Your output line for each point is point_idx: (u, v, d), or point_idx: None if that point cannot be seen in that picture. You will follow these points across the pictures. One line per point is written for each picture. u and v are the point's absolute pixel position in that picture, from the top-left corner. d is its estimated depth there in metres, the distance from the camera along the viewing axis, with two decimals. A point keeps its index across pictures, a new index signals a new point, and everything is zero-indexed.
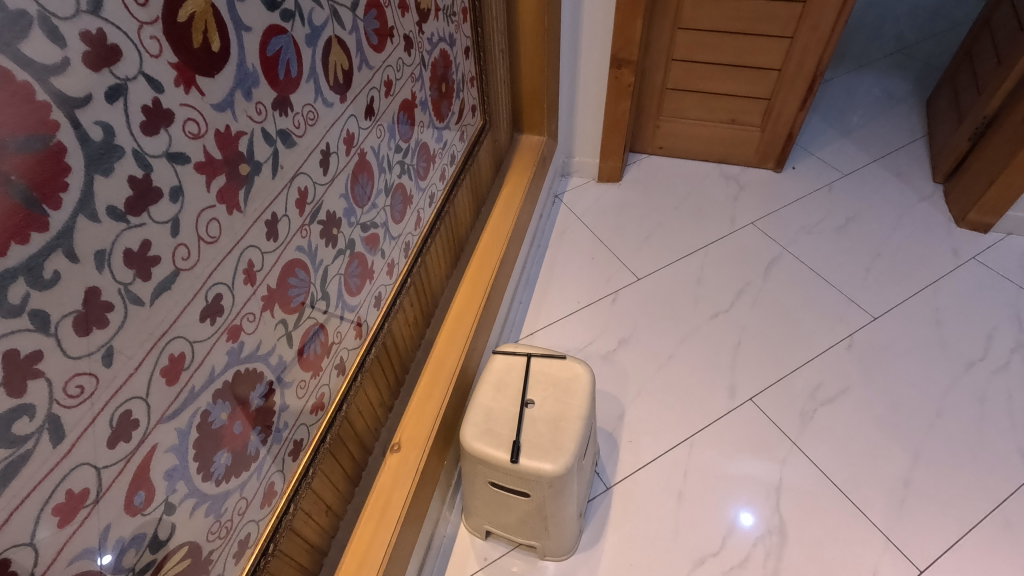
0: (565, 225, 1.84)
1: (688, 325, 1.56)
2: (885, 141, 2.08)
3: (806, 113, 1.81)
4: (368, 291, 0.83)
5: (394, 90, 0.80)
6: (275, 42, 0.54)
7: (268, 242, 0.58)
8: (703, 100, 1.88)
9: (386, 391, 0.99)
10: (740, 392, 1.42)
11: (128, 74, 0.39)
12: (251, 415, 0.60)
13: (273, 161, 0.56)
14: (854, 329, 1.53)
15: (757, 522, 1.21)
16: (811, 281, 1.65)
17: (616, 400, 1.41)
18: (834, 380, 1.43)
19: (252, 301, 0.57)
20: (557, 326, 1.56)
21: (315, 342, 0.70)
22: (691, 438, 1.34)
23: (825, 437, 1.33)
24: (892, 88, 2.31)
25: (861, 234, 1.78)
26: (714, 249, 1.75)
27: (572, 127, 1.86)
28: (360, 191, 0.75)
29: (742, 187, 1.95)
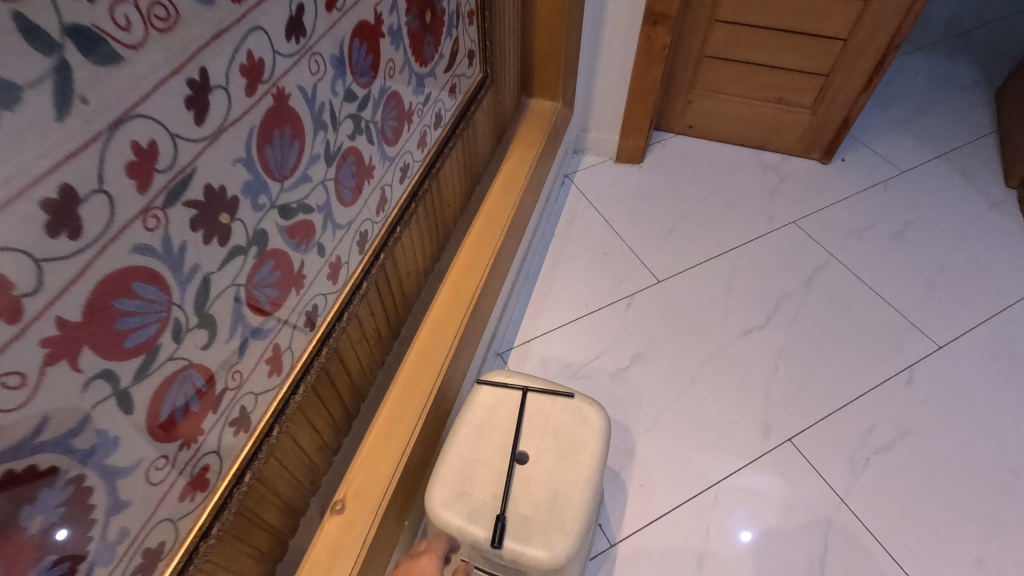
0: (575, 211, 1.57)
1: (715, 341, 1.30)
2: (949, 135, 1.80)
3: (868, 96, 1.53)
4: (294, 305, 0.57)
5: (344, 2, 0.52)
6: None
7: (54, 243, 0.31)
8: (747, 72, 1.58)
9: (327, 432, 0.73)
10: (777, 430, 1.17)
11: None
12: (31, 543, 0.35)
13: (57, 88, 0.29)
14: (913, 359, 1.28)
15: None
16: (864, 296, 1.39)
17: (625, 431, 1.17)
18: (889, 423, 1.18)
19: (16, 354, 0.31)
20: (559, 333, 1.31)
21: (186, 397, 0.45)
22: (716, 486, 1.10)
23: (879, 495, 1.10)
24: (956, 74, 2.02)
25: (922, 243, 1.51)
26: (749, 250, 1.49)
27: (591, 95, 1.56)
28: (276, 157, 0.48)
29: (782, 179, 1.68)
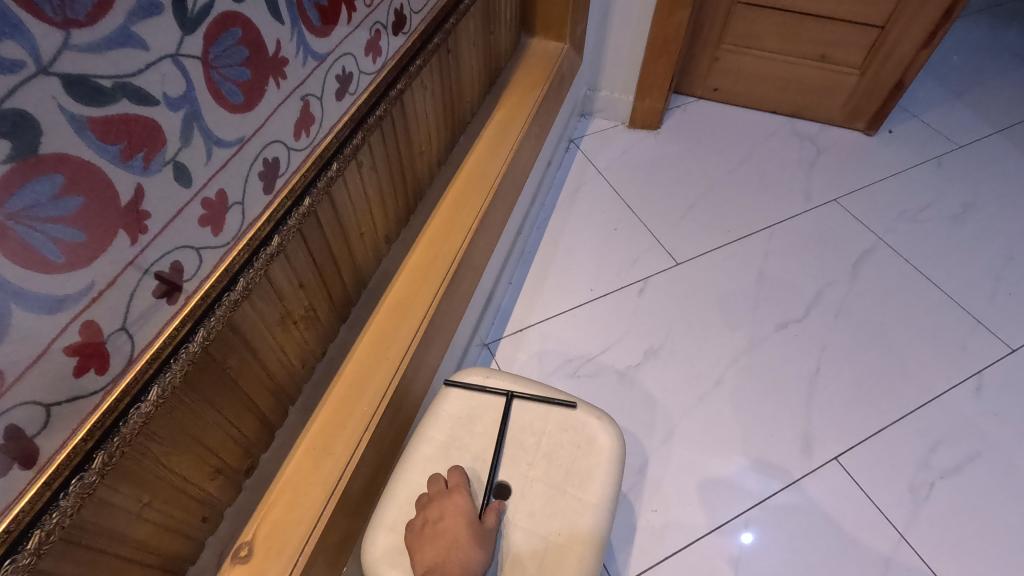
0: (580, 181, 1.34)
1: (744, 337, 1.09)
2: (1009, 108, 1.58)
3: (928, 54, 1.30)
4: (126, 259, 0.34)
5: None
6: None
7: None
8: (787, 23, 1.35)
9: (228, 451, 0.52)
10: (820, 446, 0.96)
11: None
12: None
13: None
14: (982, 363, 1.07)
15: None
16: (920, 288, 1.17)
17: (635, 444, 0.95)
18: (955, 440, 0.97)
19: None
20: (557, 322, 1.09)
21: None
22: (747, 513, 0.89)
23: (947, 532, 0.89)
24: (1014, 42, 1.78)
25: (986, 228, 1.29)
26: (783, 231, 1.27)
27: (603, 45, 1.33)
28: None
29: (820, 152, 1.45)
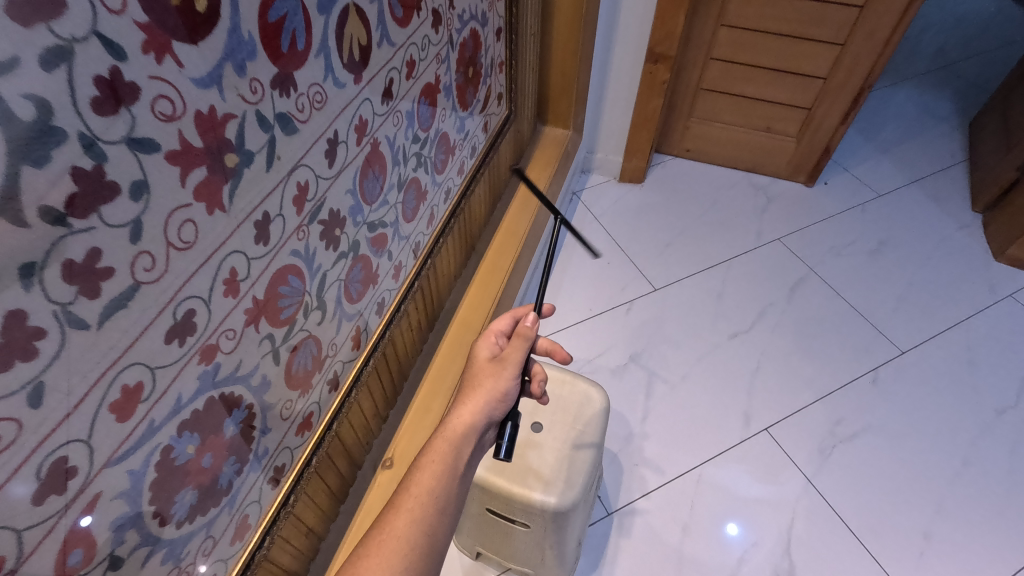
0: (582, 225, 1.74)
1: (705, 343, 1.47)
2: (925, 162, 1.97)
3: (847, 127, 1.70)
4: (371, 296, 0.73)
5: (417, 72, 0.70)
6: (280, 6, 0.44)
7: (256, 246, 0.48)
8: (739, 104, 1.76)
9: (380, 403, 0.90)
10: (756, 420, 1.33)
11: (77, 34, 0.29)
12: (224, 445, 0.51)
13: (268, 151, 0.47)
14: (880, 362, 1.44)
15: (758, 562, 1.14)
16: (839, 306, 1.55)
17: (622, 419, 1.33)
18: (855, 417, 1.34)
19: (233, 315, 0.48)
20: (566, 333, 1.48)
21: (305, 356, 0.62)
22: (700, 466, 1.26)
23: (844, 478, 1.25)
24: (936, 105, 2.18)
25: (896, 260, 1.67)
26: (737, 263, 1.66)
27: (598, 122, 1.74)
28: (369, 186, 0.65)
29: (771, 200, 1.85)
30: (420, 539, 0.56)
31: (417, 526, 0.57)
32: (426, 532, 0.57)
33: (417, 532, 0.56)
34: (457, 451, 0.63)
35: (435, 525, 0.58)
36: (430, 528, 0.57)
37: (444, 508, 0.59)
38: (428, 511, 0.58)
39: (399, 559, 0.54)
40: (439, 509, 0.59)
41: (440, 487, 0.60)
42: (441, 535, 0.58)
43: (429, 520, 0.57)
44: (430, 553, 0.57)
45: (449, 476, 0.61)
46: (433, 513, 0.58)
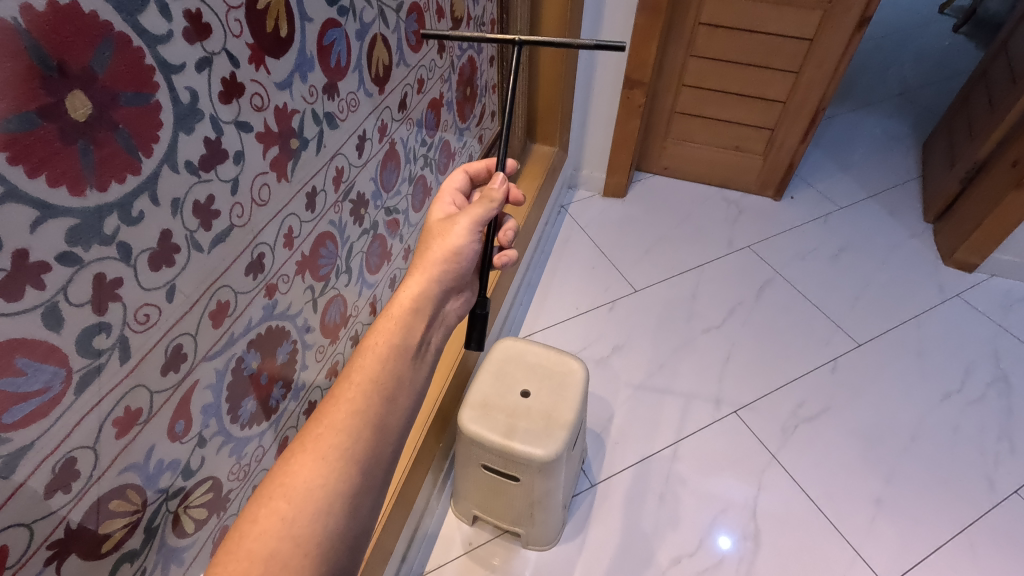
0: (569, 234, 1.90)
1: (680, 337, 1.62)
2: (882, 178, 2.16)
3: (807, 146, 1.89)
4: (385, 271, 0.89)
5: (425, 88, 0.86)
6: (331, 34, 0.60)
7: (306, 212, 0.63)
8: (710, 125, 1.95)
9: None
10: (726, 404, 1.48)
11: (214, 49, 0.45)
12: (276, 369, 0.66)
13: (318, 140, 0.62)
14: (838, 353, 1.59)
15: (738, 547, 1.24)
16: (802, 305, 1.71)
17: (605, 403, 1.47)
18: (814, 401, 1.49)
19: (288, 263, 0.62)
20: (554, 329, 1.63)
21: (335, 311, 0.76)
22: (676, 444, 1.40)
23: (805, 453, 1.39)
24: (893, 127, 2.38)
25: (853, 264, 1.84)
26: (710, 268, 1.82)
27: (582, 141, 1.92)
28: (387, 178, 0.81)
29: (741, 212, 2.02)
30: (366, 421, 0.57)
31: (360, 412, 0.57)
32: (369, 416, 0.57)
33: (359, 419, 0.57)
34: (402, 336, 0.63)
35: (380, 410, 0.58)
36: (376, 412, 0.58)
37: (389, 392, 0.59)
38: (372, 397, 0.58)
39: (341, 443, 0.55)
40: (382, 394, 0.59)
41: (381, 372, 0.60)
42: (388, 419, 0.59)
43: (373, 405, 0.58)
44: (377, 437, 0.57)
45: (390, 360, 0.61)
46: (375, 398, 0.58)
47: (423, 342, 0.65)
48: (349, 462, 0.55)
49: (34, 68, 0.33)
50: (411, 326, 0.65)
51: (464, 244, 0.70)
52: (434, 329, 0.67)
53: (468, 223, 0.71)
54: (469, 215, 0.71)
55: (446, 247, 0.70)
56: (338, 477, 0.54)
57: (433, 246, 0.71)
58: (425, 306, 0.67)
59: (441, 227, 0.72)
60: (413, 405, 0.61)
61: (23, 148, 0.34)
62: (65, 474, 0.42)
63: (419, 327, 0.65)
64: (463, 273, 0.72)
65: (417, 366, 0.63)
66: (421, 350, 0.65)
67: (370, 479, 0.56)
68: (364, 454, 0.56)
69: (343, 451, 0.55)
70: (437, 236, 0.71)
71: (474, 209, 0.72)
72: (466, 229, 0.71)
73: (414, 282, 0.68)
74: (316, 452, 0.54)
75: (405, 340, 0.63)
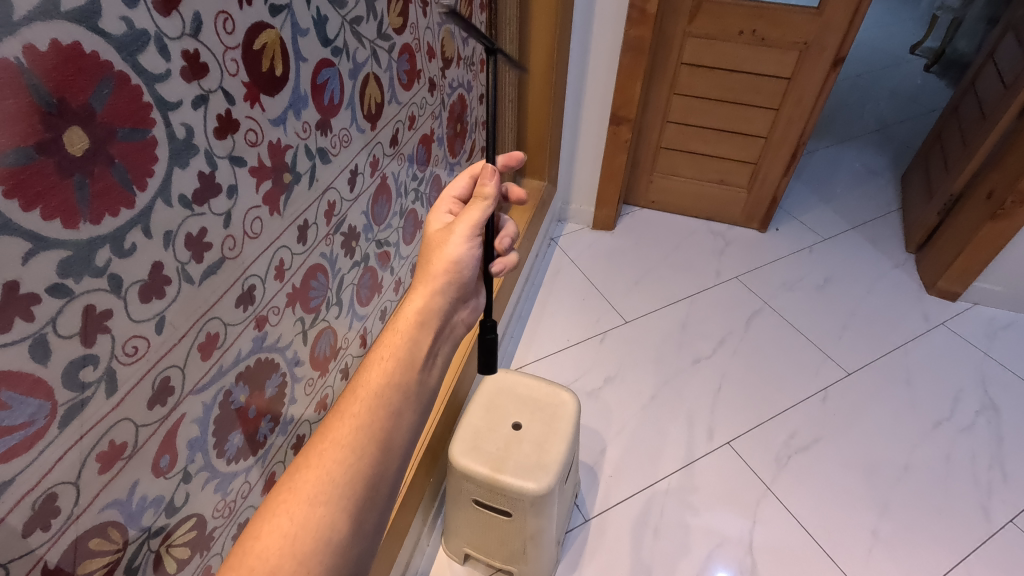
0: (559, 267, 1.92)
1: (671, 368, 1.62)
2: (863, 210, 2.21)
3: (789, 179, 1.94)
4: (375, 304, 0.89)
5: (416, 124, 0.88)
6: (325, 73, 0.62)
7: (297, 244, 0.64)
8: (695, 160, 2.00)
9: None
10: (719, 435, 1.47)
11: (210, 87, 0.47)
12: (264, 402, 0.65)
13: (311, 174, 0.63)
14: (828, 382, 1.60)
15: None
16: (790, 335, 1.72)
17: (598, 435, 1.46)
18: (807, 430, 1.48)
19: (278, 295, 0.63)
20: (545, 361, 1.63)
21: (325, 343, 0.76)
22: (670, 477, 1.39)
23: (798, 484, 1.38)
24: (872, 161, 2.46)
25: (839, 294, 1.87)
26: (699, 298, 1.84)
27: (571, 176, 1.96)
28: (379, 211, 0.82)
29: (728, 244, 2.05)
30: (371, 436, 0.56)
31: (365, 427, 0.57)
32: (374, 431, 0.57)
33: (364, 434, 0.56)
34: (408, 349, 0.63)
35: (385, 425, 0.58)
36: (382, 427, 0.57)
37: (395, 407, 0.59)
38: (378, 412, 0.58)
39: (345, 458, 0.55)
40: (388, 409, 0.59)
41: (387, 386, 0.59)
42: (394, 434, 0.58)
43: (378, 420, 0.58)
44: (382, 452, 0.57)
45: (396, 374, 0.61)
46: (381, 412, 0.58)
47: (431, 354, 0.65)
48: (353, 478, 0.55)
49: (33, 104, 0.34)
50: (418, 339, 0.64)
51: (462, 253, 0.70)
52: (442, 340, 0.67)
53: (466, 233, 0.71)
54: (464, 223, 0.71)
55: (446, 258, 0.70)
56: (342, 493, 0.54)
57: (434, 258, 0.71)
58: (432, 319, 0.66)
59: (440, 238, 0.73)
60: (419, 419, 0.61)
61: (19, 182, 0.34)
62: (45, 511, 0.41)
63: (426, 340, 0.64)
64: (466, 282, 0.71)
65: (424, 379, 0.63)
66: (428, 362, 0.64)
67: (375, 495, 0.56)
68: (370, 468, 0.56)
69: (346, 467, 0.55)
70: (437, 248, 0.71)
71: (470, 214, 0.72)
72: (464, 238, 0.71)
73: (417, 295, 0.68)
74: (319, 468, 0.54)
75: (411, 354, 0.63)
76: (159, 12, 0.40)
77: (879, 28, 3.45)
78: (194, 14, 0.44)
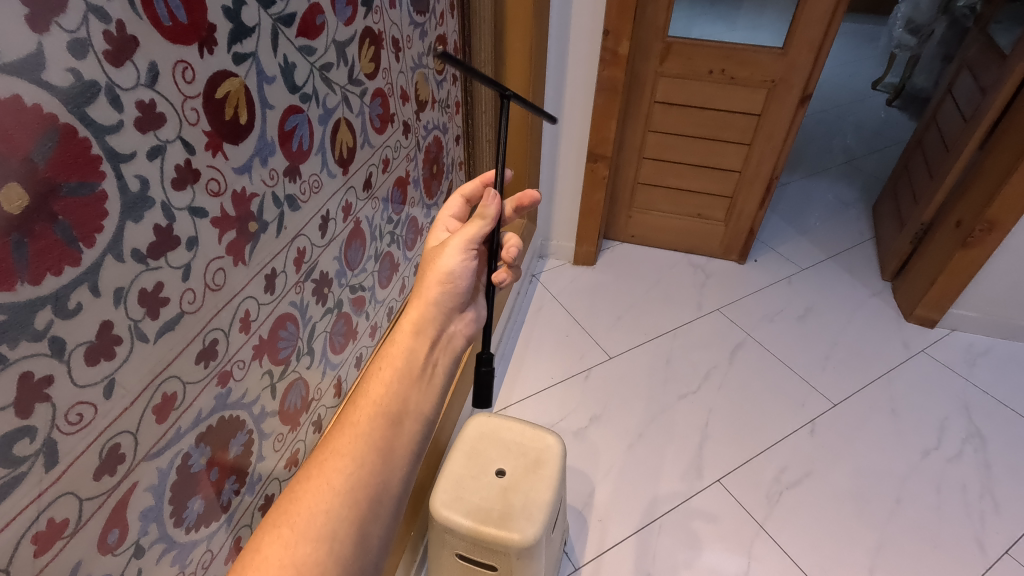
0: (541, 303, 1.91)
1: (658, 405, 1.60)
2: (838, 240, 2.25)
3: (765, 212, 1.97)
4: (351, 350, 0.85)
5: (391, 167, 0.87)
6: (293, 119, 0.61)
7: (264, 294, 0.62)
8: (672, 194, 2.03)
9: None
10: (708, 472, 1.44)
11: (168, 137, 0.45)
12: (228, 463, 0.61)
13: (278, 222, 0.61)
14: (815, 414, 1.58)
15: None
16: (774, 367, 1.72)
17: (586, 477, 1.43)
18: (797, 464, 1.46)
19: (244, 349, 0.60)
20: (530, 401, 1.59)
21: (295, 395, 0.72)
22: (661, 519, 1.35)
23: (792, 521, 1.35)
24: (843, 192, 2.52)
25: (820, 324, 1.88)
26: (682, 332, 1.83)
27: (551, 213, 1.97)
28: (352, 256, 0.80)
29: (708, 276, 2.07)
30: (371, 446, 0.65)
31: (366, 437, 0.65)
32: (373, 441, 0.65)
33: (363, 444, 0.65)
34: (406, 359, 0.71)
35: (385, 434, 0.66)
36: (382, 437, 0.66)
37: (393, 417, 0.67)
38: (377, 422, 0.66)
39: (346, 469, 0.64)
40: (386, 419, 0.67)
41: (385, 398, 0.67)
42: (393, 442, 0.66)
43: (378, 431, 0.66)
44: (383, 461, 0.65)
45: (394, 386, 0.69)
46: (379, 423, 0.66)
47: (429, 363, 0.72)
48: (353, 486, 0.63)
49: None
50: (415, 350, 0.72)
51: (456, 264, 0.75)
52: (440, 349, 0.74)
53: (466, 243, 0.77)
54: (461, 238, 0.77)
55: (439, 271, 0.75)
56: (343, 502, 0.62)
57: (429, 270, 0.77)
58: (427, 328, 0.73)
59: (435, 255, 0.78)
60: (418, 427, 0.69)
61: None
62: None
63: (422, 349, 0.72)
64: (460, 290, 0.77)
65: (422, 388, 0.70)
66: (427, 370, 0.72)
67: (378, 506, 0.64)
68: (370, 476, 0.64)
69: (347, 476, 0.63)
70: (434, 260, 0.77)
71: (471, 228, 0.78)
72: (462, 249, 0.77)
73: (414, 307, 0.74)
74: (323, 478, 0.63)
75: (409, 366, 0.71)
76: (110, 63, 0.39)
77: (841, 66, 3.59)
78: (150, 64, 0.42)
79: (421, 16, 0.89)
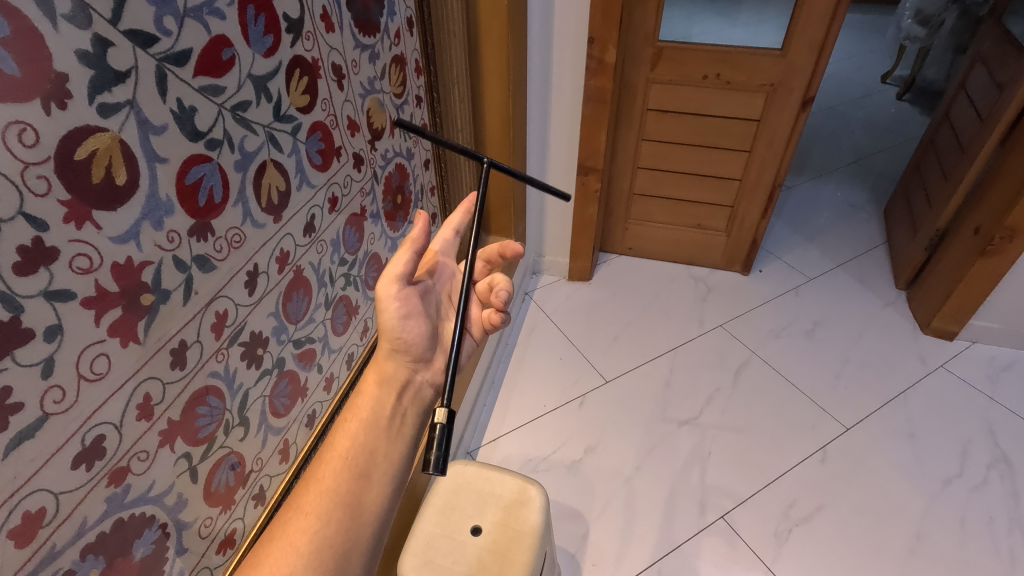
0: (534, 323, 1.82)
1: (658, 434, 1.50)
2: (848, 246, 2.14)
3: (768, 221, 1.87)
4: (300, 410, 0.78)
5: (340, 206, 0.79)
6: (196, 170, 0.53)
7: (172, 371, 0.54)
8: (670, 206, 1.93)
9: None
10: (711, 508, 1.34)
11: (4, 216, 0.37)
12: (133, 566, 0.53)
13: (186, 287, 0.53)
14: (827, 440, 1.48)
15: None
16: (782, 386, 1.62)
17: (579, 516, 1.34)
18: (806, 499, 1.36)
19: (146, 437, 0.52)
20: (522, 431, 1.51)
21: (226, 472, 0.64)
22: (660, 563, 1.25)
23: (803, 562, 1.25)
24: (852, 194, 2.40)
25: (830, 339, 1.77)
26: (682, 351, 1.73)
27: (542, 229, 1.88)
28: (294, 308, 0.72)
29: (710, 289, 1.96)
30: (338, 502, 0.64)
31: (331, 493, 0.64)
32: (340, 498, 0.64)
33: (329, 501, 0.63)
34: (373, 410, 0.69)
35: (351, 490, 0.64)
36: (349, 492, 0.64)
37: (360, 471, 0.65)
38: (343, 476, 0.65)
39: (310, 528, 0.62)
40: (352, 473, 0.65)
41: (351, 451, 0.66)
42: (362, 496, 0.64)
43: (345, 485, 0.64)
44: (351, 518, 0.64)
45: (360, 437, 0.67)
46: (347, 477, 0.65)
47: (397, 414, 0.70)
48: (317, 547, 0.61)
49: None
50: (381, 401, 0.70)
51: (394, 325, 0.72)
52: (407, 400, 0.72)
53: (395, 293, 0.72)
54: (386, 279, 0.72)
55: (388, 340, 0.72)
56: (306, 565, 0.61)
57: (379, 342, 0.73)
58: (393, 379, 0.72)
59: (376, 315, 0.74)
60: (390, 479, 0.66)
61: None
62: None
63: (390, 400, 0.70)
64: (418, 352, 0.74)
65: (390, 438, 0.68)
66: (395, 421, 0.70)
67: (345, 565, 0.62)
68: (336, 536, 0.62)
69: (310, 536, 0.62)
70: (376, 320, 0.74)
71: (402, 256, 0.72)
72: (395, 303, 0.72)
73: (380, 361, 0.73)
74: (287, 540, 0.62)
75: (377, 416, 0.69)
76: None
77: (849, 60, 3.47)
78: None
79: (369, 37, 0.80)
